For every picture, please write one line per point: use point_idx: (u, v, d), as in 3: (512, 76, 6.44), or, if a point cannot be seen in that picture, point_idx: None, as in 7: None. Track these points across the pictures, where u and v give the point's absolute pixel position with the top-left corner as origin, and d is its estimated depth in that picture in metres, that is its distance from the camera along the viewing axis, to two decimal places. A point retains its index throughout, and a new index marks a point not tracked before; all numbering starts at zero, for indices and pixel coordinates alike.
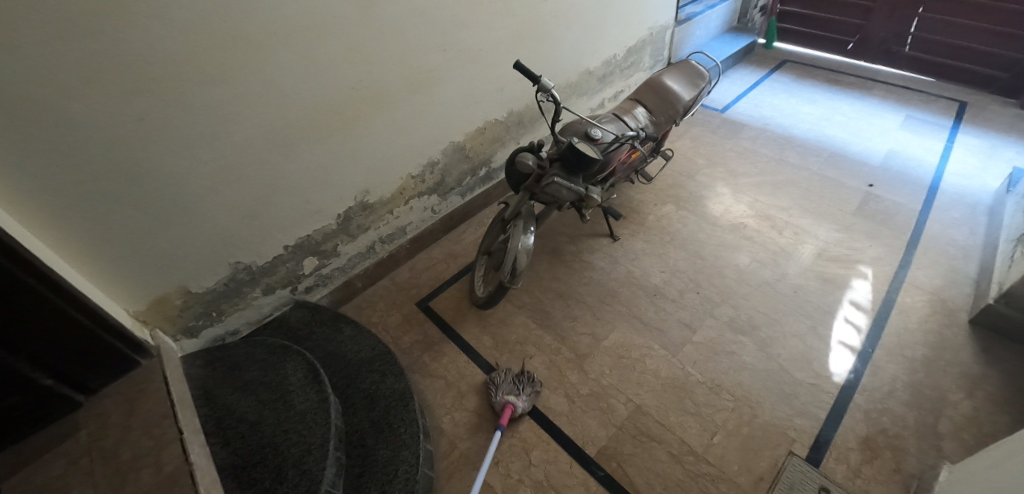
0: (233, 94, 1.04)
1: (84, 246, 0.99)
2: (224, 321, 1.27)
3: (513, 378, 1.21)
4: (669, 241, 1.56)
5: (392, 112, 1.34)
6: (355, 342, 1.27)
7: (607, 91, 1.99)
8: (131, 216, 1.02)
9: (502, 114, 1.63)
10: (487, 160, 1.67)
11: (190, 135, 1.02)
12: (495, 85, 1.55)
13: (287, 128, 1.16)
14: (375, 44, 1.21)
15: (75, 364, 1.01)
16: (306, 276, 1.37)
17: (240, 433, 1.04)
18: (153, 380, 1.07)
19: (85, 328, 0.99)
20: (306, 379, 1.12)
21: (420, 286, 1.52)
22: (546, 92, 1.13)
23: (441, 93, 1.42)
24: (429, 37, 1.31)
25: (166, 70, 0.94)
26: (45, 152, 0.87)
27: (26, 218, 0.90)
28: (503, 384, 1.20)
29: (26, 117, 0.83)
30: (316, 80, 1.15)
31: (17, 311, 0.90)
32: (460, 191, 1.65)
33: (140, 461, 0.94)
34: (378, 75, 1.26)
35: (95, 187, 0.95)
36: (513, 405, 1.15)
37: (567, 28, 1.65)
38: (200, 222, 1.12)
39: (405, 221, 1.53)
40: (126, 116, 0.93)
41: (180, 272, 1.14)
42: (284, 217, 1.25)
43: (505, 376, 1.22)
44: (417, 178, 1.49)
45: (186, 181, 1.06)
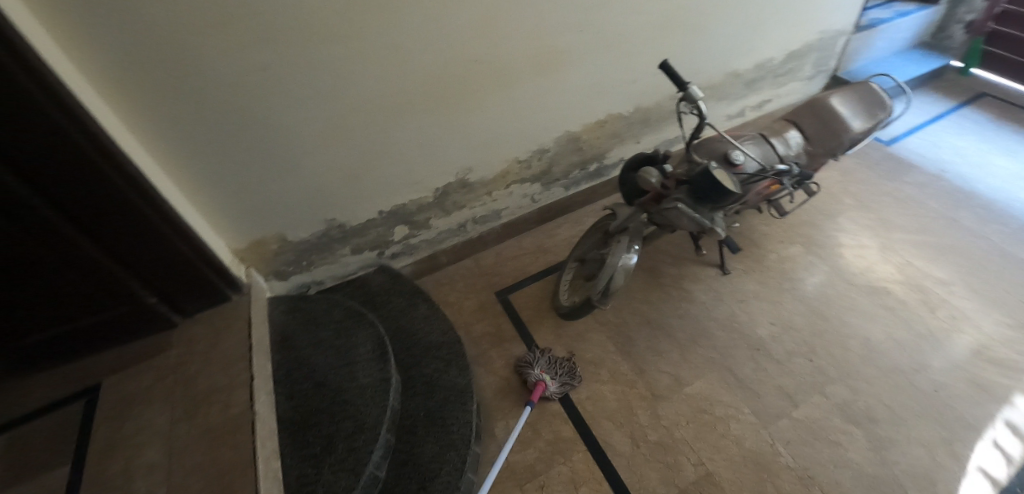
0: (354, 54, 1.00)
1: (200, 184, 1.03)
2: (312, 272, 1.31)
3: (555, 360, 1.22)
4: (787, 289, 1.36)
5: (510, 91, 1.24)
6: (427, 322, 1.25)
7: (752, 99, 1.74)
8: (244, 162, 1.04)
9: (628, 108, 1.47)
10: (600, 155, 1.53)
11: (308, 91, 1.00)
12: (627, 76, 1.39)
13: (402, 94, 1.11)
14: (507, 15, 1.10)
15: (176, 289, 1.08)
16: (394, 242, 1.36)
17: (304, 390, 1.05)
18: (239, 317, 1.12)
19: (186, 259, 1.04)
20: (373, 354, 1.11)
21: (502, 275, 1.46)
22: (691, 103, 0.95)
23: (568, 76, 1.29)
24: (566, 14, 1.17)
25: (295, 23, 0.91)
26: (174, 92, 0.89)
27: (152, 151, 0.95)
28: (539, 363, 1.20)
29: (162, 59, 0.84)
30: (439, 49, 1.08)
31: (134, 236, 0.96)
32: (564, 183, 1.54)
33: (214, 396, 0.99)
34: (505, 50, 1.16)
35: (215, 130, 0.97)
36: (543, 384, 1.16)
37: (724, 20, 1.43)
38: (305, 177, 1.12)
39: (502, 205, 1.46)
40: (251, 66, 0.92)
41: (280, 220, 1.16)
42: (385, 182, 1.23)
43: (545, 357, 1.22)
44: (523, 163, 1.40)
45: (298, 135, 1.06)
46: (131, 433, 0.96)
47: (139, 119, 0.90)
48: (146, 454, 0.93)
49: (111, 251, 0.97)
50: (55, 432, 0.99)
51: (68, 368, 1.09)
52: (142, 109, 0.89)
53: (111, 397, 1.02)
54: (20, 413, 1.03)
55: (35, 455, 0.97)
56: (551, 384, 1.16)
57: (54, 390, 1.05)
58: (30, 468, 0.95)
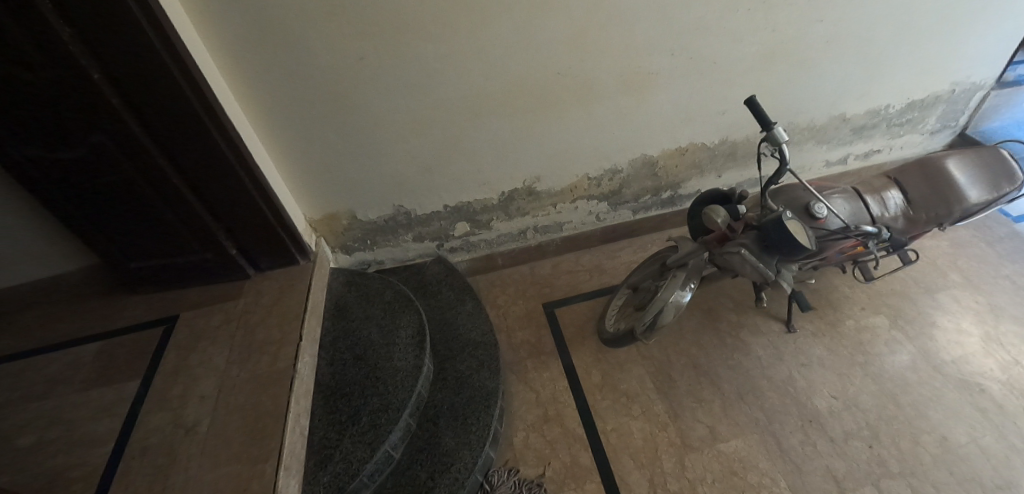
0: (443, 54, 1.05)
1: (290, 154, 1.14)
2: (375, 251, 1.38)
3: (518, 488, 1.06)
4: (859, 363, 1.23)
5: (591, 107, 1.23)
6: (470, 320, 1.27)
7: (858, 147, 1.58)
8: (331, 139, 1.13)
9: (714, 140, 1.40)
10: (676, 184, 1.47)
11: (396, 83, 1.08)
12: (717, 106, 1.32)
13: (482, 96, 1.15)
14: (597, 32, 1.10)
15: (254, 245, 1.19)
16: (454, 237, 1.40)
17: (344, 359, 1.11)
18: (302, 280, 1.21)
19: (266, 221, 1.14)
20: (412, 339, 1.15)
21: (553, 288, 1.45)
22: (774, 146, 0.87)
23: (653, 100, 1.26)
24: (660, 36, 1.14)
25: (393, 20, 0.98)
26: (280, 68, 0.99)
27: (256, 120, 1.07)
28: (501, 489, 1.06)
29: (276, 39, 0.95)
30: (525, 57, 1.11)
31: (226, 193, 1.07)
32: (634, 207, 1.49)
33: (266, 347, 1.08)
34: (591, 66, 1.16)
35: (310, 108, 1.07)
36: None
37: (837, 59, 1.32)
38: (382, 161, 1.20)
39: (565, 218, 1.45)
40: (349, 54, 1.01)
41: (354, 198, 1.25)
42: (454, 179, 1.28)
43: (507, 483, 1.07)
44: (593, 180, 1.38)
45: (382, 122, 1.13)
46: (194, 365, 1.08)
47: (249, 89, 1.01)
48: (201, 386, 1.04)
49: (206, 202, 1.09)
50: (138, 349, 1.14)
51: (159, 297, 1.25)
52: (252, 80, 1.00)
53: (186, 329, 1.15)
54: (117, 327, 1.20)
55: (120, 365, 1.12)
56: None
57: (145, 313, 1.21)
58: (113, 375, 1.10)
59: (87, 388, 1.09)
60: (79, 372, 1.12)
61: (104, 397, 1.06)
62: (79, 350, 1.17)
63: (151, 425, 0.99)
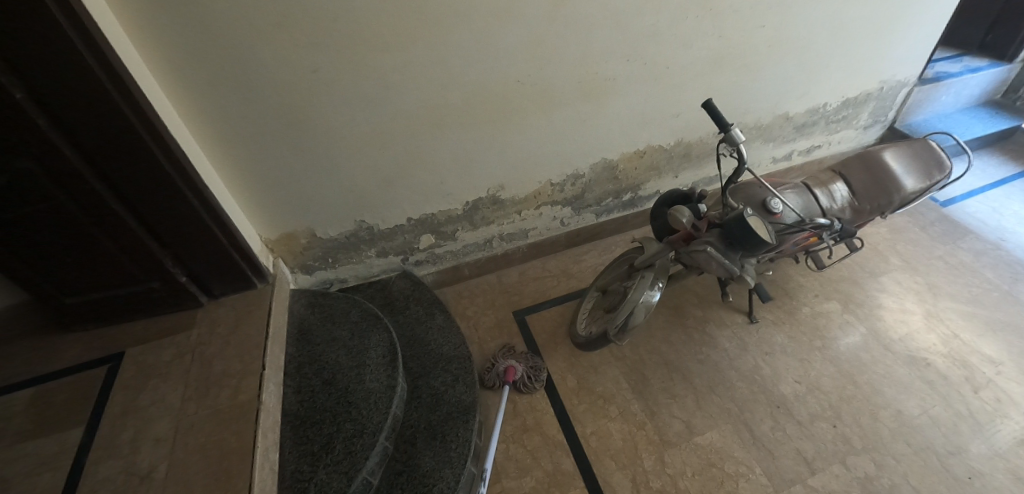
0: (402, 64, 1.04)
1: (242, 173, 1.08)
2: (337, 269, 1.33)
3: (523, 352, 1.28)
4: (818, 347, 1.29)
5: (552, 114, 1.25)
6: (442, 334, 1.25)
7: (801, 143, 1.67)
8: (285, 156, 1.08)
9: (669, 142, 1.44)
10: (637, 186, 1.50)
11: (354, 95, 1.05)
12: (672, 109, 1.36)
13: (443, 107, 1.14)
14: (556, 40, 1.12)
15: (206, 272, 1.12)
16: (419, 250, 1.37)
17: (312, 385, 1.06)
18: (260, 305, 1.15)
19: (219, 245, 1.08)
20: (384, 359, 1.11)
21: (523, 295, 1.45)
22: (732, 146, 0.92)
23: (611, 105, 1.29)
24: (616, 43, 1.17)
25: (348, 30, 0.95)
26: (230, 84, 0.94)
27: (202, 138, 1.00)
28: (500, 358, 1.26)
29: (222, 52, 0.90)
30: (485, 66, 1.11)
31: (173, 217, 1.01)
32: (597, 210, 1.51)
33: (226, 380, 1.01)
34: (550, 74, 1.17)
35: (262, 124, 1.02)
36: (513, 367, 1.22)
37: (779, 61, 1.39)
38: (341, 176, 1.16)
39: (531, 224, 1.45)
40: (303, 67, 0.97)
41: (312, 215, 1.20)
42: (418, 191, 1.25)
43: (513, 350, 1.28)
44: (556, 186, 1.39)
45: (340, 136, 1.10)
46: (146, 405, 1.00)
47: (195, 107, 0.95)
48: (156, 427, 0.96)
49: (151, 228, 1.02)
50: (79, 393, 1.05)
51: (100, 334, 1.15)
52: (199, 97, 0.94)
53: (133, 366, 1.07)
54: (52, 369, 1.10)
55: (59, 412, 1.02)
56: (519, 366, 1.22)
57: (85, 352, 1.11)
58: (52, 423, 1.01)
59: (21, 440, 0.99)
60: (11, 423, 1.02)
61: (43, 449, 0.97)
62: (9, 398, 1.06)
63: (101, 475, 0.91)
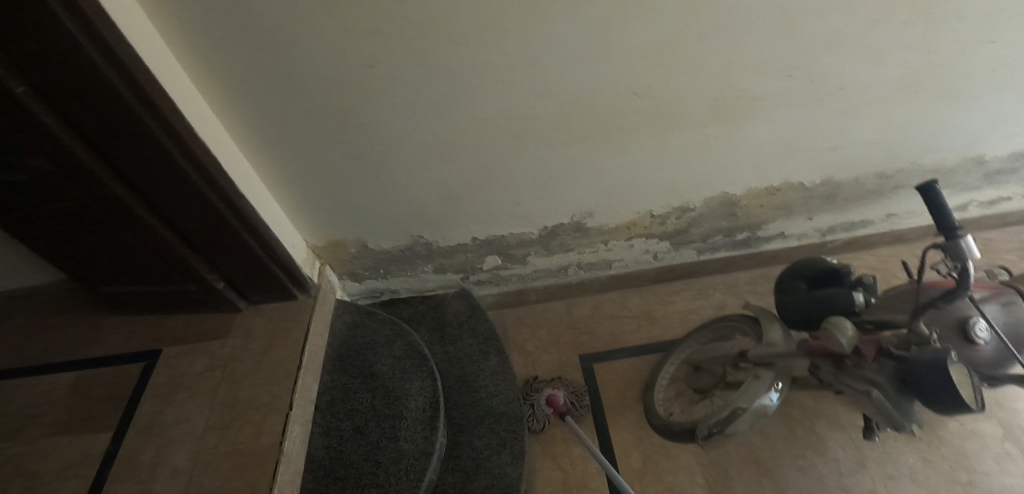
0: (483, 62, 0.79)
1: (286, 176, 0.92)
2: (388, 280, 1.19)
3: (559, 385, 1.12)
4: (964, 482, 1.00)
5: (667, 136, 0.96)
6: (492, 381, 1.07)
7: (986, 194, 1.27)
8: (335, 162, 0.90)
9: (813, 180, 1.12)
10: (756, 225, 1.21)
11: (418, 98, 0.82)
12: (828, 141, 1.03)
13: (530, 118, 0.89)
14: (694, 45, 0.81)
15: (244, 279, 0.99)
16: (481, 270, 1.21)
17: (341, 430, 0.94)
18: (299, 323, 1.02)
19: (255, 256, 0.93)
20: (423, 413, 0.95)
21: (593, 336, 1.23)
22: (953, 260, 0.65)
23: (748, 130, 0.98)
24: (778, 52, 0.85)
25: (416, 16, 0.71)
26: (270, 77, 0.75)
27: (240, 135, 0.85)
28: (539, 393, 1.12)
29: (257, 41, 0.71)
30: (591, 72, 0.83)
31: (205, 225, 0.86)
32: (699, 247, 1.24)
33: (250, 413, 0.90)
34: (676, 86, 0.88)
35: (309, 126, 0.84)
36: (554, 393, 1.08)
37: (1002, 91, 0.99)
38: (397, 189, 0.97)
39: (617, 256, 1.23)
40: (356, 60, 0.75)
41: (364, 226, 1.04)
42: (485, 209, 1.05)
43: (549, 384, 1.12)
44: (656, 218, 1.14)
45: (399, 144, 0.89)
46: (170, 422, 0.91)
47: (229, 98, 0.78)
48: (174, 453, 0.87)
49: (182, 233, 0.88)
50: (114, 390, 0.97)
51: (143, 322, 1.07)
52: (236, 91, 0.77)
53: (165, 371, 0.98)
54: (94, 355, 1.03)
55: (95, 409, 0.95)
56: (561, 393, 1.08)
57: (122, 341, 1.04)
58: (86, 421, 0.94)
59: (56, 433, 0.93)
60: (51, 410, 0.96)
61: (72, 449, 0.91)
62: (54, 380, 1.01)
63: None
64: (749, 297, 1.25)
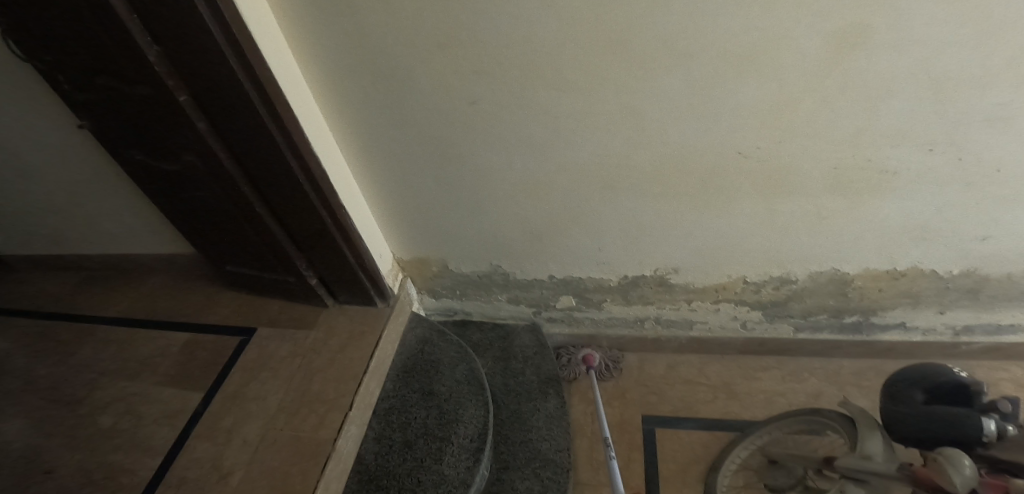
0: (580, 107, 0.78)
1: (384, 193, 1.00)
2: (463, 302, 1.24)
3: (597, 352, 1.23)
4: None
5: (773, 201, 0.88)
6: (547, 425, 1.06)
7: None
8: (428, 187, 0.96)
9: (952, 271, 0.96)
10: (872, 311, 1.06)
11: (512, 136, 0.84)
12: (976, 230, 0.88)
13: (624, 167, 0.86)
14: (817, 109, 0.73)
15: (334, 280, 1.08)
16: (554, 308, 1.20)
17: (392, 440, 0.98)
18: (374, 329, 1.09)
19: (346, 262, 1.02)
20: (471, 442, 0.97)
21: (661, 398, 1.14)
22: None
23: (871, 206, 0.86)
24: (921, 124, 0.73)
25: (519, 57, 0.72)
26: (383, 104, 0.82)
27: (350, 153, 0.93)
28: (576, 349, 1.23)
29: (375, 74, 0.77)
30: (693, 127, 0.78)
31: (308, 228, 0.95)
32: (798, 324, 1.12)
33: (315, 404, 0.97)
34: (789, 150, 0.80)
35: (410, 153, 0.90)
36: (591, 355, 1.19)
37: None
38: (481, 219, 1.01)
39: (700, 318, 1.15)
40: (459, 96, 0.79)
41: (446, 248, 1.10)
42: (565, 249, 1.05)
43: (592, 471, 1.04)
44: (751, 285, 1.05)
45: (488, 177, 0.92)
46: (250, 397, 1.00)
47: (343, 116, 0.86)
48: (247, 426, 0.95)
49: (289, 231, 0.98)
50: (214, 356, 1.09)
51: (249, 301, 1.20)
52: (351, 113, 0.85)
53: (256, 349, 1.08)
54: (206, 322, 1.17)
55: (196, 370, 1.08)
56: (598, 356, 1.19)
57: (229, 314, 1.18)
58: (187, 378, 1.07)
59: (163, 385, 1.06)
60: (164, 363, 1.11)
61: (171, 401, 1.03)
62: (173, 336, 1.16)
63: (195, 456, 0.92)
64: (851, 390, 1.09)
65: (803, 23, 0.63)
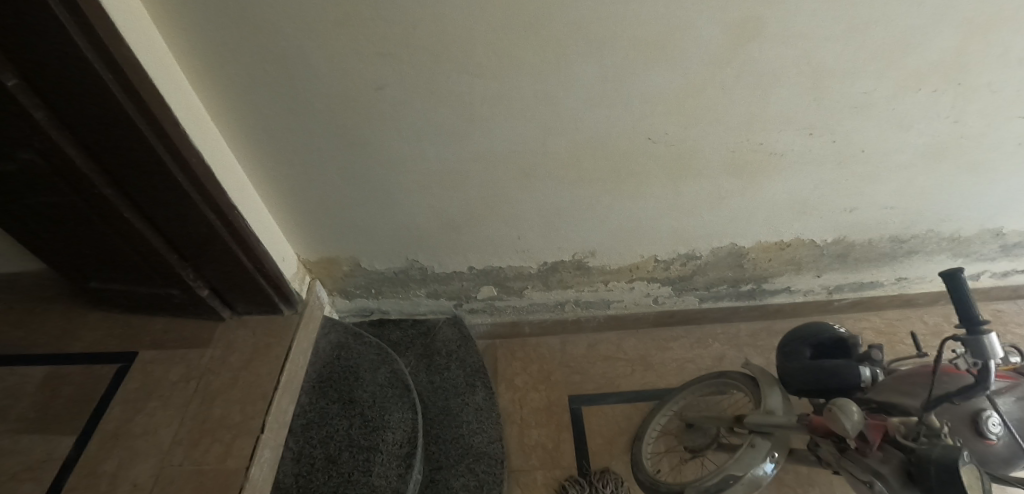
0: (495, 94, 0.75)
1: (283, 190, 0.91)
2: (379, 301, 1.17)
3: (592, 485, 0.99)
4: None
5: (679, 183, 0.93)
6: (477, 418, 1.04)
7: (999, 265, 1.22)
8: (333, 181, 0.88)
9: (826, 239, 1.09)
10: (763, 278, 1.17)
11: (425, 125, 0.79)
12: (844, 202, 1.00)
13: (541, 154, 0.86)
14: (716, 96, 0.78)
15: (230, 289, 0.96)
16: (476, 299, 1.18)
17: (313, 458, 0.91)
18: (282, 340, 0.99)
19: (244, 269, 0.91)
20: (401, 447, 0.93)
21: (585, 377, 1.18)
22: (974, 359, 0.62)
23: (762, 184, 0.94)
24: (801, 110, 0.81)
25: (429, 41, 0.67)
26: (275, 92, 0.73)
27: (239, 147, 0.83)
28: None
29: (264, 57, 0.69)
30: (607, 113, 0.79)
31: (193, 233, 0.84)
32: (702, 295, 1.21)
33: (219, 431, 0.86)
34: (694, 135, 0.84)
35: (311, 145, 0.82)
36: None
37: None
38: (395, 213, 0.95)
39: (616, 296, 1.20)
40: (364, 82, 0.72)
41: (357, 245, 1.03)
42: (485, 239, 1.02)
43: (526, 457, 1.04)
44: (661, 262, 1.11)
45: (401, 169, 0.87)
46: (135, 432, 0.86)
47: (227, 105, 0.75)
48: (135, 467, 0.82)
49: (169, 238, 0.85)
50: (83, 390, 0.93)
51: (123, 321, 1.03)
52: (237, 101, 0.75)
53: (137, 376, 0.94)
54: (68, 351, 0.99)
55: (60, 409, 0.91)
56: None
57: (99, 339, 1.00)
58: (48, 420, 0.89)
59: (16, 432, 0.88)
60: (15, 405, 0.92)
61: (30, 451, 0.86)
62: (23, 372, 0.97)
63: None
64: (749, 350, 1.21)
65: (705, 14, 0.66)
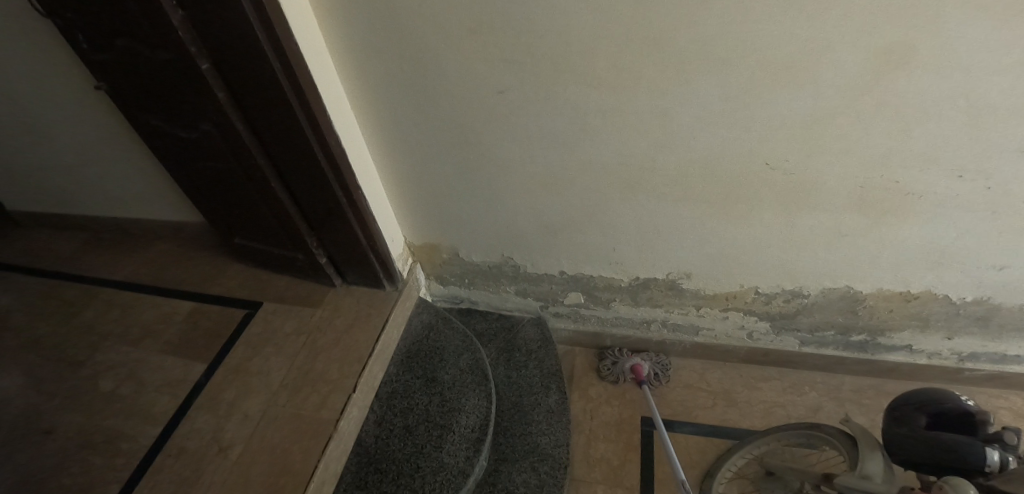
0: (609, 105, 0.77)
1: (401, 177, 0.99)
2: (470, 291, 1.23)
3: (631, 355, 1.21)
4: None
5: (793, 214, 0.87)
6: (547, 419, 1.06)
7: None
8: (446, 173, 0.95)
9: (965, 297, 0.96)
10: (880, 330, 1.06)
11: (537, 130, 0.83)
12: (993, 259, 0.88)
13: (646, 169, 0.85)
14: (849, 125, 0.72)
15: (344, 260, 1.07)
16: (562, 304, 1.20)
17: (393, 424, 0.98)
18: (381, 313, 1.08)
19: (358, 243, 1.01)
20: (472, 432, 0.97)
21: (661, 400, 1.15)
22: None
23: (891, 227, 0.86)
24: (951, 150, 0.73)
25: (553, 51, 0.70)
26: (408, 87, 0.81)
27: (370, 134, 0.92)
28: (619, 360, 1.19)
29: (404, 56, 0.76)
30: (722, 133, 0.77)
31: (323, 206, 0.94)
32: (804, 338, 1.12)
33: (318, 384, 0.97)
34: (817, 165, 0.79)
35: (431, 138, 0.89)
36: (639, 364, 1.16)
37: None
38: (497, 210, 1.00)
39: (707, 324, 1.15)
40: (487, 84, 0.77)
41: (458, 236, 1.09)
42: (578, 246, 1.04)
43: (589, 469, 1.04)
44: (762, 296, 1.05)
45: (508, 169, 0.91)
46: (252, 371, 0.99)
47: (366, 96, 0.84)
48: (249, 400, 0.95)
49: (302, 209, 0.97)
50: (218, 328, 1.09)
51: (255, 274, 1.19)
52: (375, 93, 0.83)
53: (260, 324, 1.08)
54: (210, 292, 1.17)
55: (199, 339, 1.07)
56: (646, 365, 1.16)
57: (234, 286, 1.17)
58: (189, 347, 1.06)
59: (165, 352, 1.06)
60: (167, 330, 1.10)
61: (173, 370, 1.02)
62: (176, 304, 1.16)
63: (195, 426, 0.92)
64: (851, 407, 1.11)
65: (845, 38, 0.62)
